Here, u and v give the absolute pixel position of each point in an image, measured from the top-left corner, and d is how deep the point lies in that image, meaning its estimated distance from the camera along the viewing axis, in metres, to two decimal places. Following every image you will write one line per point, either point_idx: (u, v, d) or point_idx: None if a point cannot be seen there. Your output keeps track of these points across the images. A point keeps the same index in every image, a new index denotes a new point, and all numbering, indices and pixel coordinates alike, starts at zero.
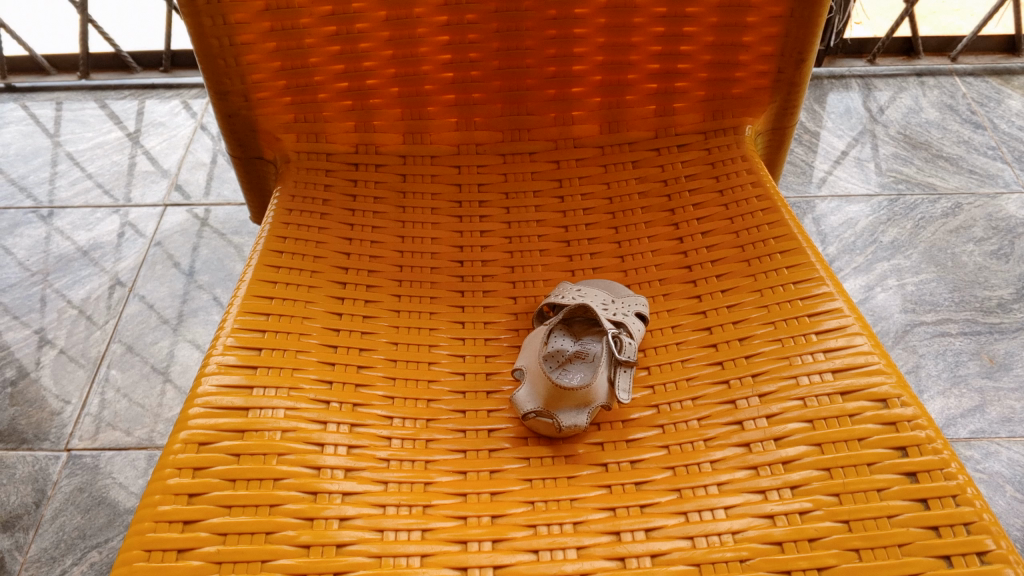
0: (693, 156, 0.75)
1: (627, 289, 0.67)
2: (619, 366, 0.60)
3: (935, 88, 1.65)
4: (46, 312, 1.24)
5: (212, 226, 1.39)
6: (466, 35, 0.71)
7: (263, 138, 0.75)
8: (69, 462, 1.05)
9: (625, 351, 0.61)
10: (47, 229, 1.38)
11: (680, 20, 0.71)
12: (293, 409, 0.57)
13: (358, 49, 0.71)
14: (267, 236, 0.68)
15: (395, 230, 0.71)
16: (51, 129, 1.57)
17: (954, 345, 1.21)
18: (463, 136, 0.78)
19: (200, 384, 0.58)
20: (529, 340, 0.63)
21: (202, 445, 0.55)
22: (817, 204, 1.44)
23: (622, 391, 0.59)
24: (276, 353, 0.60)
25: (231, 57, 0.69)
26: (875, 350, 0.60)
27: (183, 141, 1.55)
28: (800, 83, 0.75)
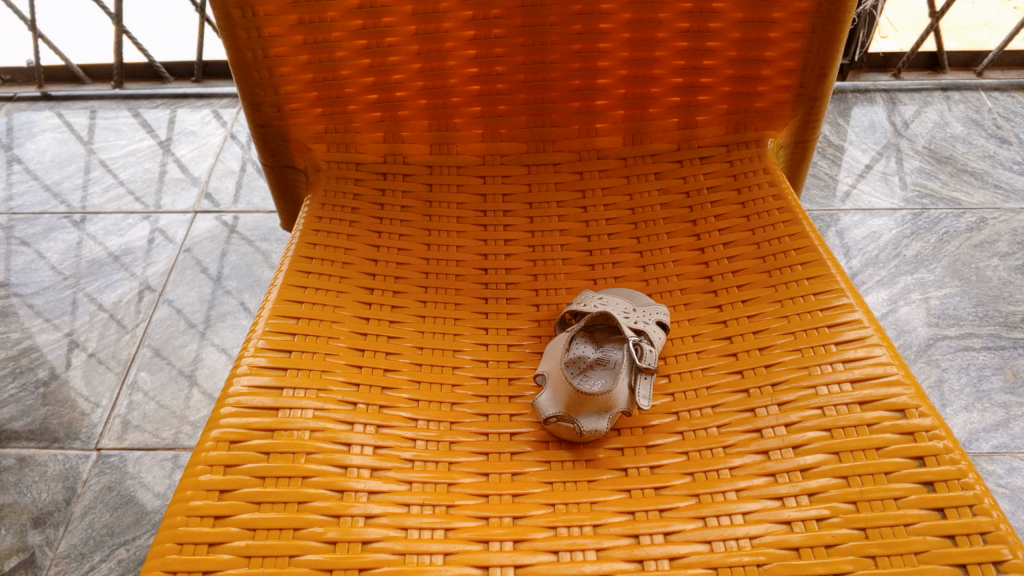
0: (715, 168, 0.77)
1: (648, 297, 0.67)
2: (639, 372, 0.61)
3: (960, 103, 1.65)
4: (78, 315, 1.27)
5: (240, 233, 1.41)
6: (493, 49, 0.73)
7: (294, 147, 0.77)
8: (98, 461, 1.08)
9: (646, 358, 0.62)
10: (79, 234, 1.41)
11: (703, 35, 0.72)
12: (321, 409, 0.59)
13: (388, 62, 0.72)
14: (297, 243, 0.70)
15: (421, 238, 0.73)
16: (85, 137, 1.60)
17: (977, 359, 1.21)
18: (488, 147, 0.79)
19: (232, 383, 0.60)
20: (552, 345, 0.64)
21: (233, 443, 0.56)
22: (841, 218, 1.44)
23: (642, 398, 0.60)
24: (305, 355, 0.62)
25: (265, 68, 0.71)
26: (894, 360, 0.60)
27: (213, 150, 1.58)
28: (821, 97, 0.76)
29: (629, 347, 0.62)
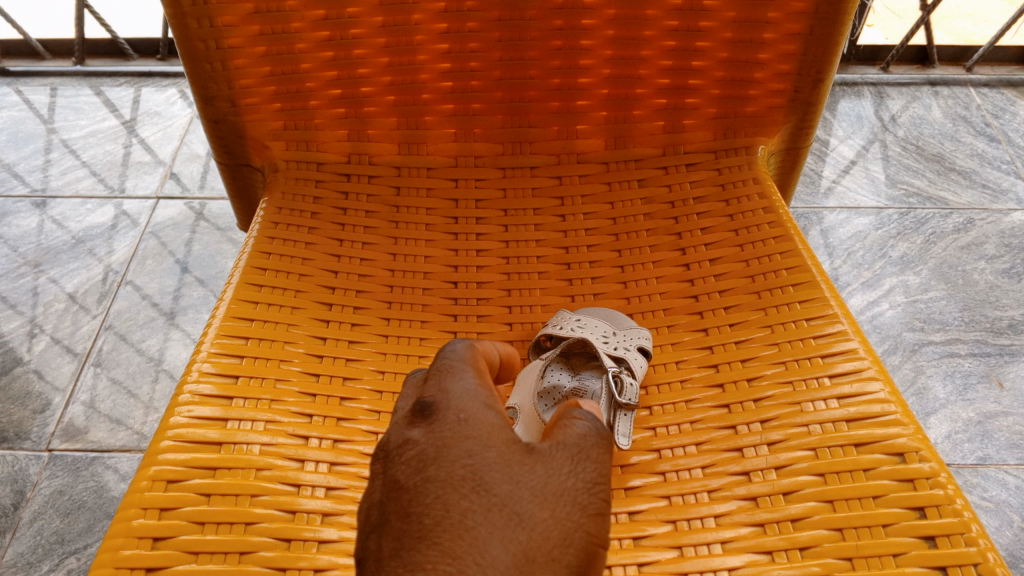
0: (702, 176, 0.72)
1: (629, 319, 0.63)
2: (619, 409, 0.56)
3: (948, 98, 1.60)
4: (38, 304, 1.20)
5: (207, 220, 1.35)
6: (467, 44, 0.67)
7: (250, 145, 0.72)
8: (50, 462, 1.02)
9: (627, 393, 0.57)
10: (40, 217, 1.34)
11: (693, 34, 0.67)
12: (269, 445, 0.54)
13: (353, 55, 0.67)
14: (250, 251, 0.65)
15: (387, 247, 0.68)
16: (45, 115, 1.52)
17: (962, 366, 1.17)
18: (461, 148, 0.74)
19: (171, 416, 0.54)
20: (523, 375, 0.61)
21: (171, 483, 0.51)
22: (825, 216, 1.40)
23: (622, 436, 0.56)
24: (254, 382, 0.57)
25: (218, 61, 0.65)
26: (893, 398, 0.55)
27: (180, 133, 1.49)
28: (816, 102, 0.71)
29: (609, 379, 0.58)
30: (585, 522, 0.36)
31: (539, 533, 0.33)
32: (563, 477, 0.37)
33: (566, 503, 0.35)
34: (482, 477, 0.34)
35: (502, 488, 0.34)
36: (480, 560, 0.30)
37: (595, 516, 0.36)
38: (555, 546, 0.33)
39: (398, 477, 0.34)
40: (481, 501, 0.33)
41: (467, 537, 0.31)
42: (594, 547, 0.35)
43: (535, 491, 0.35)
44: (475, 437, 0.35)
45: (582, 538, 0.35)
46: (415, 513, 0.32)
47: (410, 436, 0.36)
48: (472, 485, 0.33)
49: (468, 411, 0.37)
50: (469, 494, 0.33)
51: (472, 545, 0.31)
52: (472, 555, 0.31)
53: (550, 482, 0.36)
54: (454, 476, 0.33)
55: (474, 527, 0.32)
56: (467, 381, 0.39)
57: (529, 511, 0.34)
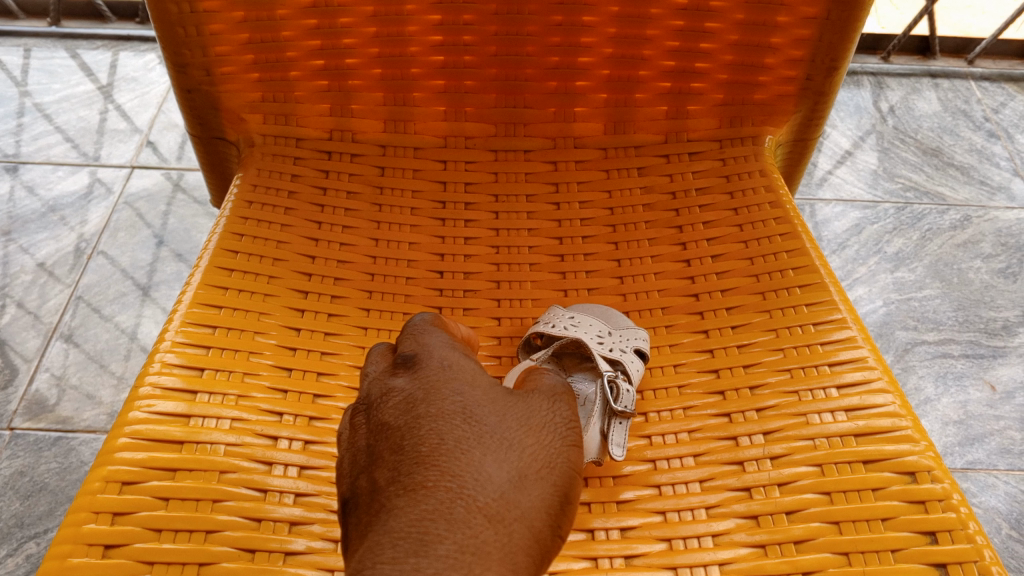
0: (705, 166, 0.68)
1: (626, 318, 0.59)
2: (613, 417, 0.53)
3: (948, 92, 1.54)
4: (8, 275, 1.14)
5: (184, 191, 1.28)
6: (460, 17, 0.63)
7: (225, 117, 0.67)
8: (11, 442, 0.97)
9: (623, 400, 0.54)
10: (12, 184, 1.26)
11: (703, 15, 0.63)
12: (235, 445, 0.50)
13: (338, 25, 0.62)
14: (222, 232, 0.60)
15: (369, 231, 0.63)
16: (17, 77, 1.44)
17: (955, 368, 1.10)
18: (451, 127, 0.70)
19: (130, 411, 0.50)
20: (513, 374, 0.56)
21: (126, 485, 0.47)
22: (819, 208, 1.32)
23: (616, 446, 0.52)
24: (221, 375, 0.53)
25: (192, 25, 0.60)
26: (904, 412, 0.52)
27: (157, 99, 1.43)
28: (828, 92, 0.68)
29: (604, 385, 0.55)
30: (565, 450, 0.39)
31: (526, 455, 0.37)
32: (542, 415, 0.40)
33: (548, 434, 0.39)
34: (470, 411, 0.37)
35: (489, 421, 0.37)
36: (476, 476, 0.34)
37: (574, 446, 0.40)
38: (541, 467, 0.37)
39: (387, 419, 0.38)
40: (471, 428, 0.36)
41: (461, 457, 0.35)
42: (574, 473, 0.39)
43: (519, 424, 0.39)
44: (458, 379, 0.39)
45: (565, 464, 0.39)
46: (408, 445, 0.36)
47: (396, 386, 0.39)
48: (460, 416, 0.37)
49: (448, 361, 0.41)
50: (458, 423, 0.37)
51: (467, 464, 0.35)
52: (468, 471, 0.34)
53: (532, 417, 0.40)
54: (444, 410, 0.37)
55: (466, 449, 0.35)
56: (441, 338, 0.43)
57: (516, 439, 0.37)
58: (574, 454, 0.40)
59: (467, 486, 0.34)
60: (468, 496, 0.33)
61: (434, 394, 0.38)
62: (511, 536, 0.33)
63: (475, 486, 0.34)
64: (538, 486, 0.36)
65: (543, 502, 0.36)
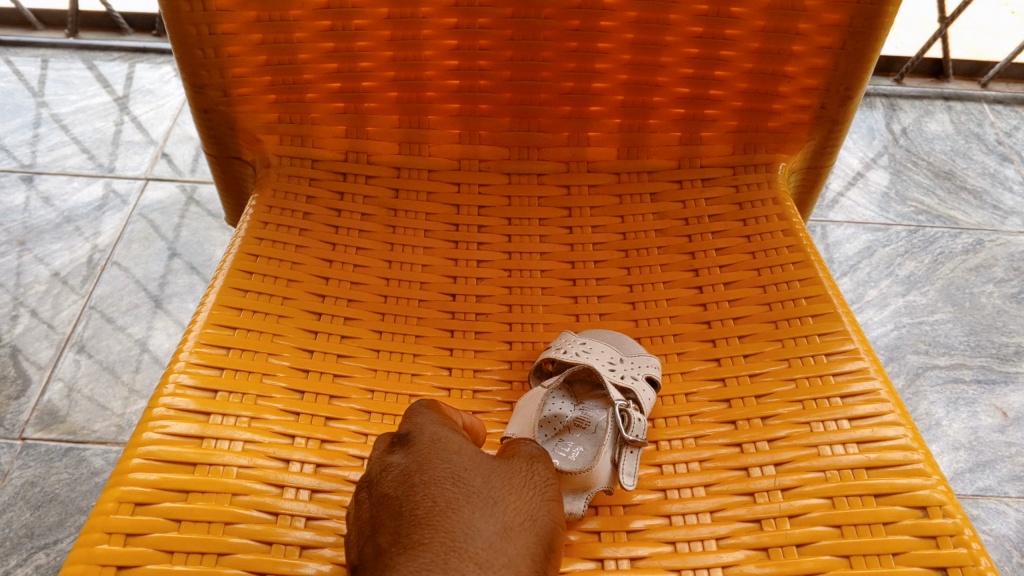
0: (719, 193, 0.68)
1: (639, 345, 0.59)
2: (625, 445, 0.53)
3: (962, 114, 1.52)
4: (22, 283, 1.15)
5: (198, 205, 1.29)
6: (477, 41, 0.63)
7: (241, 137, 0.68)
8: (22, 452, 0.97)
9: (633, 429, 0.53)
10: (27, 193, 1.27)
11: (718, 42, 0.63)
12: (247, 467, 0.50)
13: (355, 48, 0.63)
14: (237, 252, 0.61)
15: (382, 254, 0.64)
16: (35, 88, 1.45)
17: (967, 393, 1.09)
18: (465, 150, 0.70)
19: (143, 432, 0.50)
20: (524, 404, 0.56)
21: (139, 506, 0.47)
22: (831, 230, 1.31)
23: (627, 475, 0.51)
24: (234, 398, 0.53)
25: (211, 47, 0.61)
26: (917, 444, 0.52)
27: (173, 112, 1.44)
28: (843, 121, 0.68)
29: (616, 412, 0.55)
30: (549, 500, 0.45)
31: (512, 508, 0.42)
32: (528, 473, 0.46)
33: (531, 490, 0.44)
34: (459, 476, 0.43)
35: (477, 483, 0.43)
36: (465, 531, 0.40)
37: (557, 499, 0.45)
38: (526, 518, 0.43)
39: (387, 490, 0.43)
40: (459, 491, 0.42)
41: (451, 516, 0.40)
42: (559, 522, 0.44)
43: (504, 483, 0.44)
44: (448, 450, 0.45)
45: (549, 514, 0.44)
46: (405, 510, 0.41)
47: (394, 460, 0.45)
48: (451, 480, 0.43)
49: (438, 434, 0.46)
50: (448, 487, 0.42)
51: (457, 521, 0.40)
52: (459, 527, 0.40)
53: (516, 477, 0.45)
54: (436, 477, 0.43)
55: (456, 508, 0.41)
56: (432, 415, 0.49)
57: (503, 495, 0.43)
58: (558, 506, 0.45)
59: (458, 540, 0.39)
60: (460, 548, 0.39)
61: (426, 465, 0.44)
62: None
63: (466, 539, 0.39)
64: (524, 534, 0.41)
65: (529, 546, 0.41)
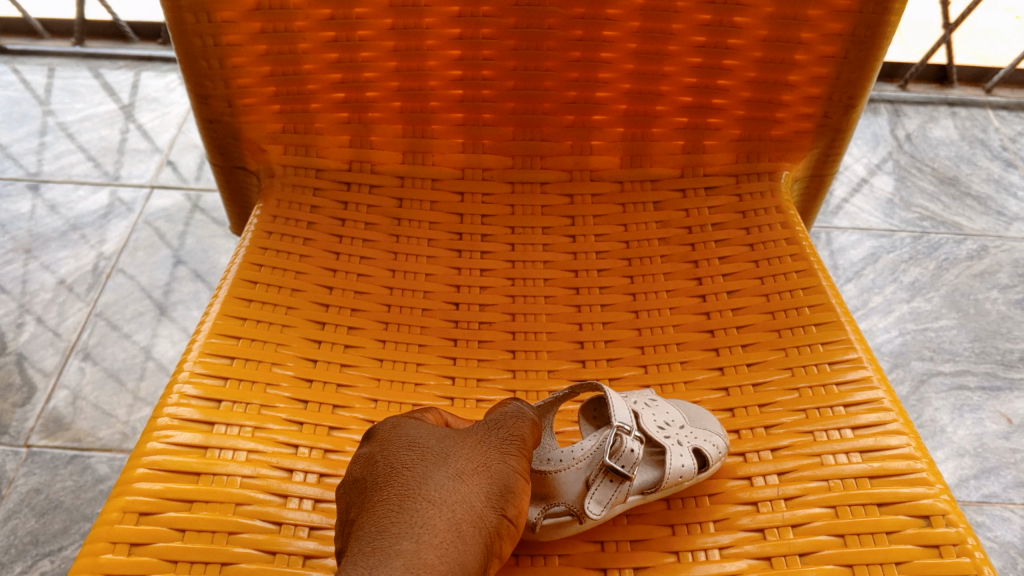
0: (721, 202, 0.68)
1: (715, 425, 0.54)
2: (605, 473, 0.51)
3: (966, 120, 1.51)
4: (28, 291, 1.15)
5: (203, 212, 1.29)
6: (480, 51, 0.64)
7: (246, 147, 0.68)
8: (28, 459, 0.98)
9: (622, 458, 0.51)
10: (32, 202, 1.28)
11: (720, 52, 0.64)
12: (250, 477, 0.50)
13: (359, 59, 0.63)
14: (242, 261, 0.61)
15: (386, 262, 0.64)
16: (41, 96, 1.46)
17: (971, 400, 1.09)
18: (468, 159, 0.70)
19: (148, 441, 0.50)
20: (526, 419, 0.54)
21: (143, 516, 0.47)
22: (836, 236, 1.31)
23: (592, 503, 0.50)
24: (238, 408, 0.53)
25: (216, 58, 0.61)
26: (920, 453, 0.52)
27: (178, 120, 1.45)
28: (845, 129, 0.68)
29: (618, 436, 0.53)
30: (507, 447, 0.47)
31: (466, 457, 0.45)
32: (485, 428, 0.48)
33: (488, 440, 0.47)
34: (414, 438, 0.45)
35: (432, 441, 0.45)
36: (419, 485, 0.42)
37: (517, 447, 0.47)
38: (479, 464, 0.45)
39: (353, 469, 0.45)
40: (414, 451, 0.44)
41: (404, 474, 0.43)
42: (518, 464, 0.46)
43: (460, 439, 0.46)
44: (406, 422, 0.47)
45: (505, 460, 0.46)
46: (366, 479, 0.44)
47: (358, 446, 0.47)
48: (406, 443, 0.45)
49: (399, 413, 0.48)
50: (403, 450, 0.44)
51: (410, 478, 0.42)
52: (413, 483, 0.42)
53: (473, 434, 0.47)
54: (394, 444, 0.45)
55: (410, 466, 0.43)
56: None
57: (456, 448, 0.45)
58: (519, 454, 0.47)
59: (412, 492, 0.42)
60: (414, 498, 0.41)
61: (385, 437, 0.46)
62: (452, 516, 0.41)
63: (420, 489, 0.42)
64: (477, 478, 0.44)
65: (482, 488, 0.43)
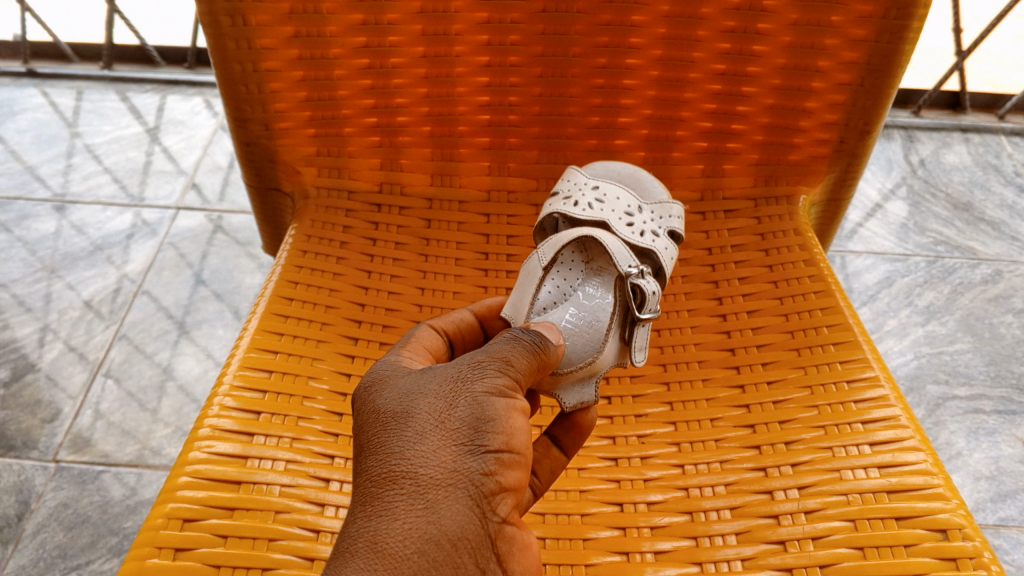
0: (741, 224, 0.70)
1: (661, 191, 0.66)
2: (636, 323, 0.57)
3: (979, 146, 1.53)
4: (55, 309, 1.18)
5: (225, 233, 1.32)
6: (507, 78, 0.67)
7: (281, 170, 0.71)
8: (56, 474, 0.99)
9: (648, 303, 0.57)
10: (58, 222, 1.31)
11: (740, 79, 0.66)
12: (289, 486, 0.52)
13: (391, 85, 0.66)
14: (278, 279, 0.63)
15: (416, 281, 0.66)
16: (69, 118, 1.50)
17: (987, 423, 1.09)
18: (495, 182, 0.72)
19: (190, 451, 0.52)
20: (510, 309, 0.56)
21: (187, 522, 0.49)
22: (850, 260, 1.32)
23: (638, 352, 0.57)
24: (276, 419, 0.55)
25: (255, 83, 0.64)
26: (937, 470, 0.53)
27: (202, 142, 1.48)
28: (862, 154, 0.70)
29: (626, 284, 0.57)
30: (482, 377, 0.40)
31: (431, 408, 0.39)
32: (460, 362, 0.41)
33: (460, 376, 0.40)
34: (381, 405, 0.40)
35: (396, 401, 0.40)
36: (379, 461, 0.37)
37: (498, 374, 0.41)
38: (447, 411, 0.39)
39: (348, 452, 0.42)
40: (379, 422, 0.39)
41: (369, 453, 0.38)
42: (495, 391, 0.40)
43: (428, 386, 0.40)
44: (376, 390, 0.42)
45: (479, 393, 0.39)
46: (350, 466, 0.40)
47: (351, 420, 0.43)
48: (374, 413, 0.40)
49: (379, 372, 0.43)
50: (371, 424, 0.40)
51: (373, 457, 0.38)
52: (375, 461, 0.38)
53: (445, 374, 0.41)
54: (365, 419, 0.40)
55: (375, 442, 0.39)
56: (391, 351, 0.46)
57: (421, 399, 0.40)
58: (495, 379, 0.41)
59: (373, 473, 0.37)
60: (376, 479, 0.37)
61: (359, 417, 0.41)
62: (415, 487, 0.36)
63: (382, 465, 0.37)
64: (444, 430, 0.38)
65: (452, 440, 0.38)
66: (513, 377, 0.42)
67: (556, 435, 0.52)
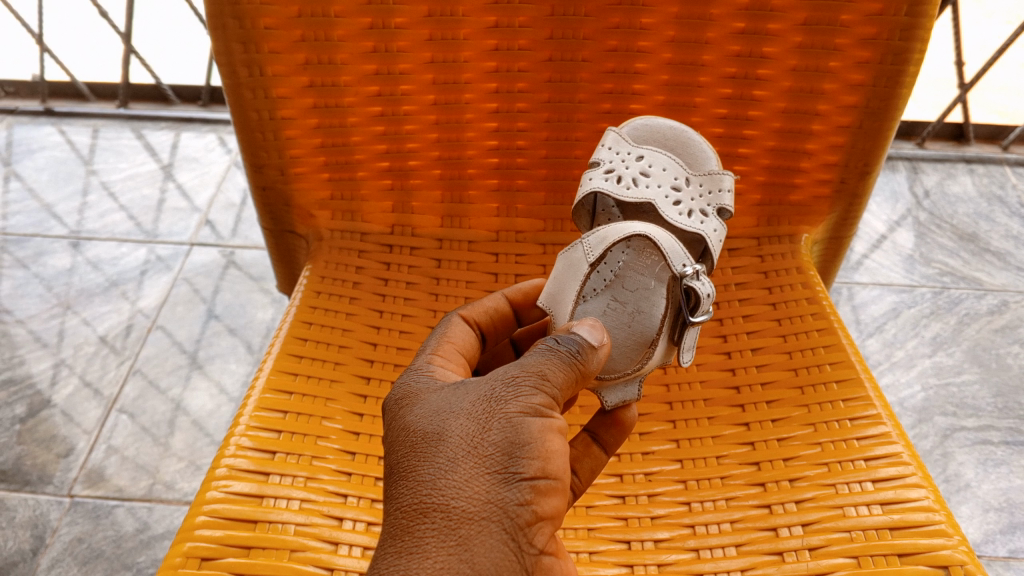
0: (744, 262, 0.72)
1: (709, 159, 0.65)
2: (685, 325, 0.56)
3: (983, 177, 1.54)
4: (72, 344, 1.20)
5: (237, 268, 1.34)
6: (515, 123, 0.69)
7: (296, 213, 0.72)
8: (71, 508, 1.01)
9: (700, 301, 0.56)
10: (74, 259, 1.33)
11: (742, 122, 0.68)
12: (304, 524, 0.53)
13: (402, 131, 0.69)
14: (292, 320, 0.65)
15: (427, 320, 0.67)
16: (85, 156, 1.53)
17: (996, 455, 1.10)
18: (503, 223, 0.74)
19: (208, 490, 0.54)
20: (545, 299, 0.57)
21: (204, 561, 0.50)
22: (857, 292, 1.33)
23: (686, 352, 0.57)
24: (291, 459, 0.57)
25: (271, 130, 0.66)
26: (938, 505, 0.54)
27: (216, 179, 1.50)
28: (862, 194, 0.72)
29: (680, 285, 0.56)
30: (516, 397, 0.41)
31: (463, 434, 0.40)
32: (494, 380, 0.42)
33: (494, 397, 0.41)
34: (414, 427, 0.41)
35: (428, 425, 0.41)
36: (412, 490, 0.39)
37: (533, 393, 0.41)
38: (479, 437, 0.40)
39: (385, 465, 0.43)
40: (412, 446, 0.41)
41: (402, 478, 0.40)
42: (530, 412, 0.40)
43: (460, 408, 0.41)
44: (410, 409, 0.43)
45: (512, 418, 0.40)
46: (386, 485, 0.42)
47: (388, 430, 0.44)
48: (407, 435, 0.41)
49: (414, 386, 0.44)
50: (404, 447, 0.41)
51: (406, 483, 0.39)
52: (407, 489, 0.39)
53: (479, 394, 0.42)
54: (399, 438, 0.42)
55: (408, 467, 0.40)
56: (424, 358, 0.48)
57: (454, 423, 0.40)
58: (532, 397, 0.41)
59: (406, 502, 0.39)
60: (409, 509, 0.38)
61: (392, 434, 0.43)
62: (447, 521, 0.37)
63: (415, 495, 0.38)
64: (475, 459, 0.39)
65: (483, 470, 0.39)
66: (550, 392, 0.42)
67: (596, 432, 0.53)
